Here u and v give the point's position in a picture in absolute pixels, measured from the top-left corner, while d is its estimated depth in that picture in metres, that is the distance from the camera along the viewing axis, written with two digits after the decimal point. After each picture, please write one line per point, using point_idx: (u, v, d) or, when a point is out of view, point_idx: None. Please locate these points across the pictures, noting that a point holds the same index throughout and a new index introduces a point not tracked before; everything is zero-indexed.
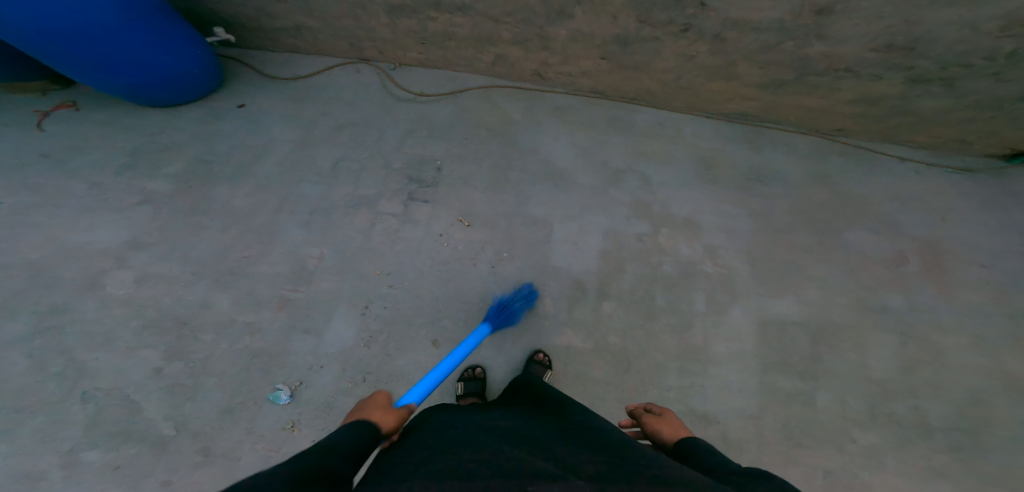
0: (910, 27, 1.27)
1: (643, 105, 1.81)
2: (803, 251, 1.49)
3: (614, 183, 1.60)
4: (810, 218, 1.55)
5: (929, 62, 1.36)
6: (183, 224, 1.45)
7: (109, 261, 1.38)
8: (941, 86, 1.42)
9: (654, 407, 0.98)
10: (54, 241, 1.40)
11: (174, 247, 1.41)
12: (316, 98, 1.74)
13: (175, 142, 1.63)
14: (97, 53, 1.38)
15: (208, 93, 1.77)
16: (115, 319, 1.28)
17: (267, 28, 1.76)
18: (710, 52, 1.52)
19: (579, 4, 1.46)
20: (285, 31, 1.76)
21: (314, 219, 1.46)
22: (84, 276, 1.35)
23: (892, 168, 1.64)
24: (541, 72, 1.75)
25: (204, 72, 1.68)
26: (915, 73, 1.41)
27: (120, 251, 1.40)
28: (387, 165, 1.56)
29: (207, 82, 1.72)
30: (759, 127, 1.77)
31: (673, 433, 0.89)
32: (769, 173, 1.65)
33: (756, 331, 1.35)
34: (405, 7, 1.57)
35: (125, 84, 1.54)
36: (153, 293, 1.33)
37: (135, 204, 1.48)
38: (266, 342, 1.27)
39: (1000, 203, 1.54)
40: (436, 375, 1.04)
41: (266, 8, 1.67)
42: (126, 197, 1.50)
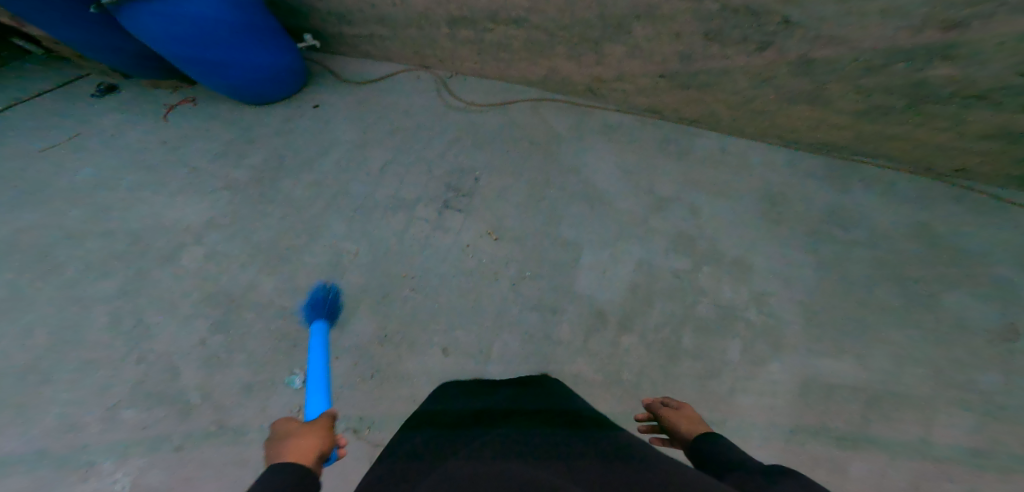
0: None
1: (706, 128, 1.67)
2: (874, 311, 1.27)
3: (657, 211, 1.50)
4: (892, 274, 1.32)
5: None
6: (252, 211, 1.64)
7: (189, 238, 1.60)
8: None
9: (672, 402, 0.95)
10: (155, 215, 1.66)
11: (241, 230, 1.59)
12: (379, 102, 1.86)
13: (258, 137, 1.84)
14: (211, 58, 1.62)
15: (293, 93, 1.96)
16: (185, 289, 1.49)
17: (345, 35, 1.92)
18: (793, 74, 1.35)
19: (638, 18, 1.38)
20: (358, 38, 1.90)
21: (356, 217, 1.56)
22: (169, 249, 1.58)
23: (1021, 221, 1.33)
24: (595, 86, 1.69)
25: (291, 73, 1.87)
26: None
27: (200, 230, 1.61)
28: (429, 172, 1.62)
29: (293, 82, 1.91)
30: (850, 161, 1.53)
31: (691, 427, 0.86)
32: (853, 216, 1.43)
33: (797, 391, 1.18)
34: (463, 18, 1.60)
35: (230, 84, 1.78)
36: (220, 268, 1.52)
37: (219, 189, 1.71)
38: (295, 326, 1.39)
39: None
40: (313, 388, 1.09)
41: (342, 17, 1.81)
42: (214, 183, 1.73)
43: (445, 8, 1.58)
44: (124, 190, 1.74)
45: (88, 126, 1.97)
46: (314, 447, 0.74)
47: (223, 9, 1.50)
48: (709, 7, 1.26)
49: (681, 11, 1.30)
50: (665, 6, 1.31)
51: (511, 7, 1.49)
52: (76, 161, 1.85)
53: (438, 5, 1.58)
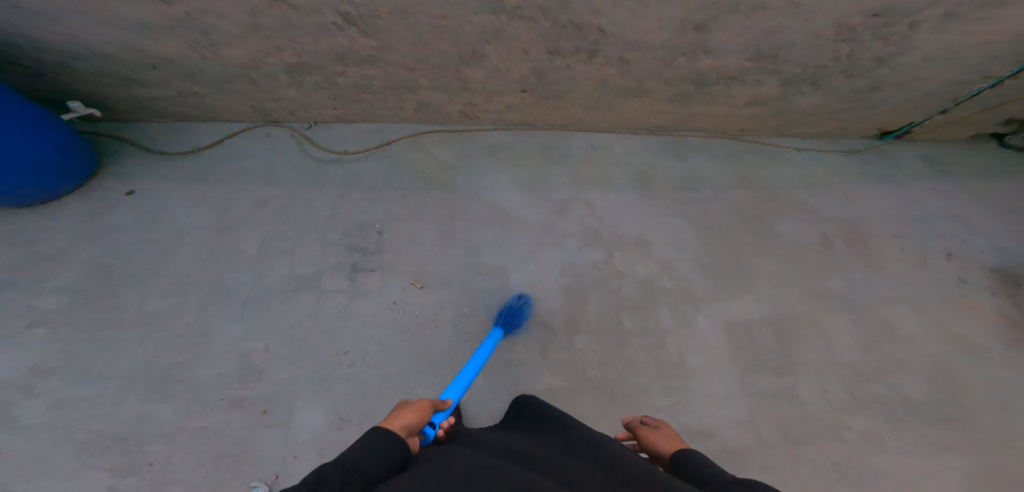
0: (771, 38, 1.36)
1: (573, 130, 1.84)
2: (743, 249, 1.59)
3: (562, 214, 1.60)
4: (743, 216, 1.66)
5: (793, 66, 1.48)
6: (89, 341, 1.22)
7: (13, 393, 1.14)
8: (808, 85, 1.57)
9: (650, 419, 0.93)
10: None
11: (88, 366, 1.19)
12: (225, 172, 1.56)
13: (54, 248, 1.37)
14: None
15: (94, 175, 1.51)
16: (43, 449, 1.07)
17: (148, 100, 1.55)
18: (618, 73, 1.56)
19: (488, 42, 1.42)
20: (170, 101, 1.56)
21: (248, 311, 1.28)
22: None
23: (797, 158, 1.82)
24: (467, 111, 1.72)
25: (69, 160, 1.39)
26: (786, 75, 1.53)
27: (7, 394, 1.14)
28: (323, 238, 1.43)
29: (76, 168, 1.43)
30: (676, 137, 1.87)
31: (670, 445, 0.84)
32: (699, 178, 1.75)
33: (727, 337, 1.40)
34: (304, 64, 1.44)
35: None
36: (79, 416, 1.12)
37: (19, 332, 1.22)
38: (227, 444, 1.10)
39: (890, 175, 1.77)
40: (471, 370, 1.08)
41: (137, 81, 1.46)
42: (6, 325, 1.23)
43: (278, 56, 1.40)
44: None
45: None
46: (409, 421, 0.72)
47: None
48: (544, 25, 1.35)
49: (523, 32, 1.38)
50: (508, 28, 1.36)
51: (359, 47, 1.39)
52: None
53: (270, 55, 1.39)
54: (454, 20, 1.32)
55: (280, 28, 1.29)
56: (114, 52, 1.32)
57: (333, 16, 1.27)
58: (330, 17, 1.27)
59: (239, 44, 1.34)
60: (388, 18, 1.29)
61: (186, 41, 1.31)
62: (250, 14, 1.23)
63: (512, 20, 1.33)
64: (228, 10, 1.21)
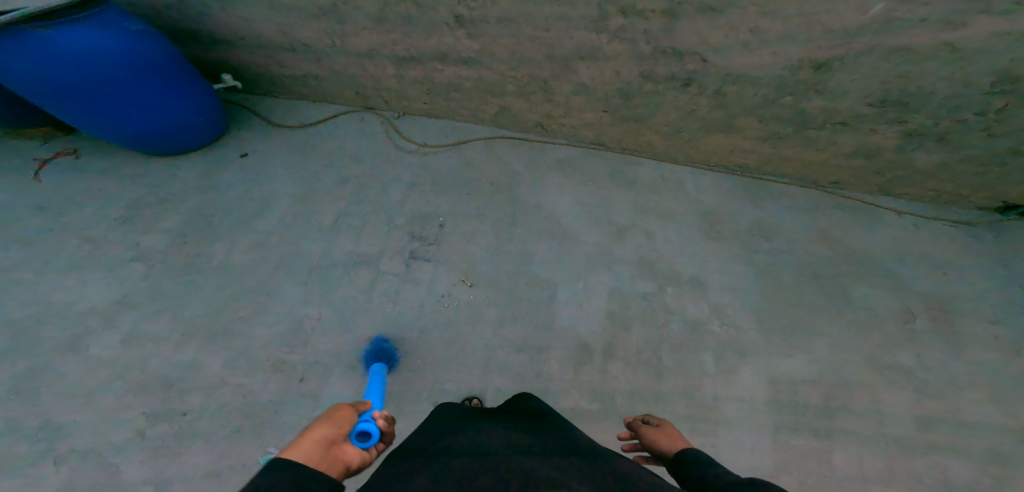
0: (905, 84, 1.27)
1: (646, 157, 1.81)
2: (808, 308, 1.47)
3: (618, 238, 1.58)
4: (816, 275, 1.54)
5: (924, 117, 1.35)
6: (175, 283, 1.40)
7: (97, 321, 1.32)
8: (935, 140, 1.42)
9: (651, 418, 0.95)
10: (44, 301, 1.34)
11: (166, 306, 1.35)
12: (318, 148, 1.72)
13: (170, 193, 1.59)
14: (104, 99, 1.35)
15: (214, 140, 1.73)
16: (107, 377, 1.23)
17: (270, 75, 1.75)
18: (711, 106, 1.52)
19: (582, 59, 1.46)
20: (288, 78, 1.76)
21: (312, 277, 1.41)
22: (69, 337, 1.30)
23: (893, 221, 1.65)
24: (545, 123, 1.75)
25: (208, 122, 1.64)
26: (911, 127, 1.40)
27: (111, 311, 1.34)
28: (390, 221, 1.53)
29: (212, 130, 1.68)
30: (759, 181, 1.76)
31: (673, 443, 0.87)
32: (773, 227, 1.64)
33: (769, 393, 1.32)
34: (410, 59, 1.57)
35: (128, 132, 1.49)
36: (143, 354, 1.27)
37: (128, 261, 1.44)
38: (256, 406, 1.20)
39: (1002, 254, 1.54)
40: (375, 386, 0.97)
41: (269, 56, 1.67)
42: (120, 253, 1.45)
43: (391, 49, 1.55)
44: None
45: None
46: (318, 434, 0.60)
47: (118, 52, 1.29)
48: (643, 49, 1.38)
49: (621, 52, 1.41)
50: (607, 48, 1.40)
51: (461, 49, 1.50)
52: None
53: (383, 46, 1.54)
54: (555, 33, 1.39)
55: (400, 24, 1.45)
56: (263, 31, 1.56)
57: (447, 16, 1.40)
58: (444, 17, 1.40)
59: (362, 35, 1.51)
60: (494, 25, 1.40)
61: (324, 27, 1.50)
62: (380, 8, 1.40)
63: (612, 40, 1.38)
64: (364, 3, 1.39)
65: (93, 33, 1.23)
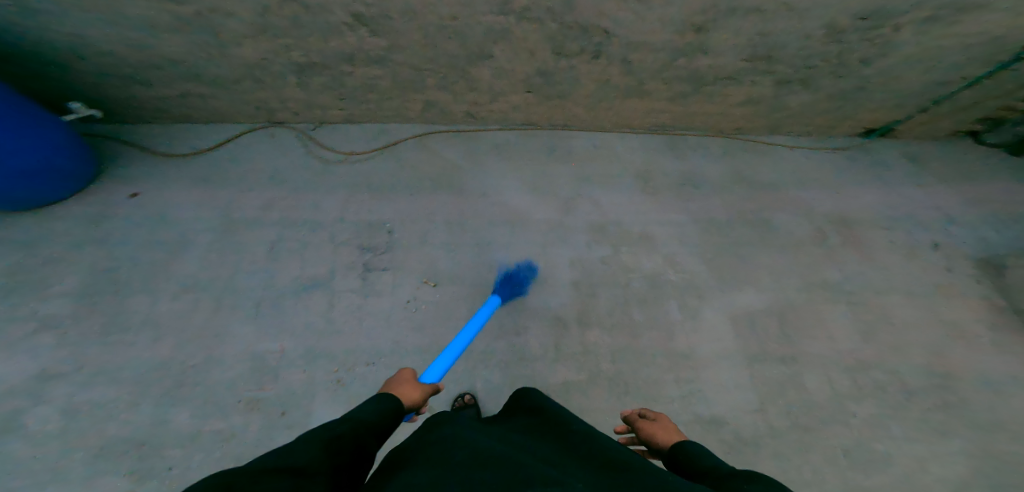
0: (766, 40, 1.43)
1: (575, 129, 1.87)
2: (742, 242, 1.64)
3: (567, 211, 1.62)
4: (743, 212, 1.71)
5: (787, 67, 1.55)
6: (99, 347, 1.19)
7: (25, 398, 1.11)
8: (800, 84, 1.63)
9: (647, 411, 0.94)
10: None
11: (98, 371, 1.16)
12: (230, 173, 1.54)
13: (58, 252, 1.33)
14: None
15: (92, 180, 1.47)
16: (59, 454, 1.05)
17: (150, 99, 1.53)
18: (622, 74, 1.60)
19: (496, 43, 1.45)
20: (174, 101, 1.55)
21: (261, 312, 1.27)
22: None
23: (790, 155, 1.89)
24: (473, 111, 1.73)
25: (74, 158, 1.37)
26: (780, 76, 1.59)
27: (27, 397, 1.11)
28: (333, 238, 1.43)
29: (82, 167, 1.41)
30: (676, 135, 1.91)
31: (669, 437, 0.86)
32: (699, 176, 1.79)
33: (732, 328, 1.45)
34: (313, 64, 1.46)
35: None
36: (90, 423, 1.09)
37: (30, 334, 1.20)
38: (248, 444, 1.09)
39: (879, 171, 1.84)
40: (456, 348, 1.02)
41: (140, 79, 1.44)
42: (13, 330, 1.20)
43: (287, 56, 1.41)
44: None
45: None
46: (413, 395, 0.80)
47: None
48: (551, 27, 1.39)
49: (531, 33, 1.41)
50: (516, 29, 1.40)
51: (369, 47, 1.42)
52: None
53: (277, 54, 1.41)
54: (463, 20, 1.35)
55: (289, 28, 1.32)
56: (120, 52, 1.33)
57: (344, 15, 1.30)
58: (341, 17, 1.30)
59: (249, 44, 1.35)
60: (398, 18, 1.33)
61: (193, 40, 1.32)
62: (260, 13, 1.25)
63: (520, 21, 1.37)
64: (239, 9, 1.23)
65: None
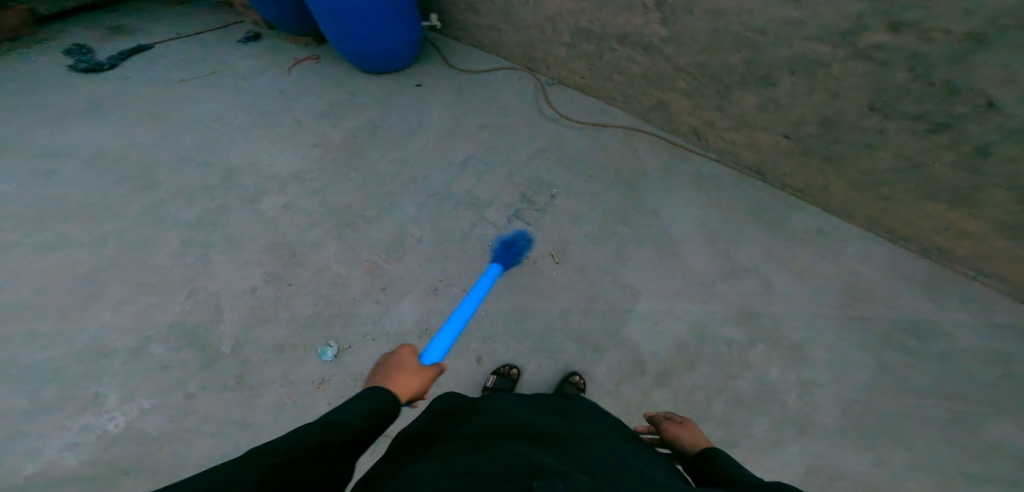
0: None
1: (810, 202, 1.49)
2: (943, 439, 1.11)
3: (728, 277, 1.37)
4: (970, 409, 1.14)
5: None
6: (335, 173, 1.71)
7: (274, 187, 1.70)
8: None
9: (677, 417, 1.04)
10: (250, 161, 1.79)
11: (318, 190, 1.67)
12: (477, 94, 1.86)
13: (361, 103, 1.95)
14: (350, 19, 1.73)
15: (403, 68, 2.04)
16: (256, 232, 1.57)
17: (466, 22, 1.95)
18: (951, 166, 1.15)
19: (794, 72, 1.25)
20: (479, 27, 1.92)
21: (428, 203, 1.57)
22: (252, 192, 1.69)
23: None
24: (702, 130, 1.58)
25: (404, 53, 1.95)
26: None
27: (285, 181, 1.71)
28: (509, 177, 1.60)
29: (405, 60, 1.99)
30: (955, 275, 1.31)
31: (694, 441, 0.94)
32: (944, 334, 1.22)
33: (801, 472, 1.10)
34: (590, 32, 1.58)
35: (355, 49, 1.89)
36: (286, 222, 1.59)
37: (312, 146, 1.82)
38: (344, 298, 1.41)
39: None
40: (463, 321, 0.87)
41: (471, 4, 1.84)
42: (309, 139, 1.85)
43: (575, 18, 1.57)
44: (230, 129, 1.93)
45: (230, 67, 2.24)
46: (411, 388, 0.85)
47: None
48: (897, 76, 1.10)
49: (854, 76, 1.16)
50: (837, 65, 1.17)
51: (648, 33, 1.45)
52: (204, 95, 2.09)
53: (570, 14, 1.57)
54: (771, 38, 1.23)
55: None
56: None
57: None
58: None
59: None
60: (699, 15, 1.31)
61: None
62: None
63: (851, 59, 1.14)
64: None
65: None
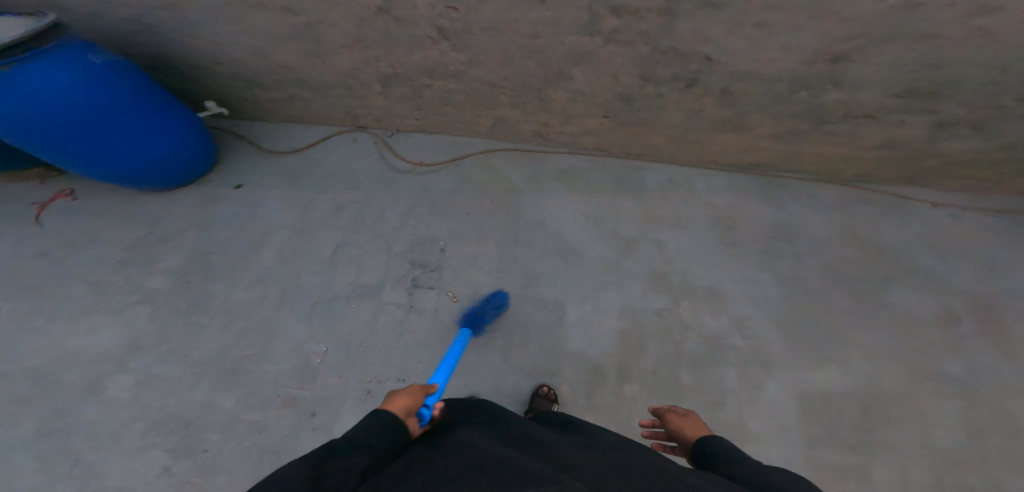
0: (936, 72, 1.13)
1: (652, 160, 1.71)
2: (833, 314, 1.41)
3: (628, 253, 1.52)
4: (846, 277, 1.47)
5: (956, 105, 1.23)
6: (182, 324, 1.43)
7: (111, 365, 1.37)
8: (970, 129, 1.29)
9: (679, 407, 1.02)
10: (57, 348, 1.39)
11: (174, 349, 1.39)
12: (313, 175, 1.70)
13: (171, 233, 1.60)
14: (90, 140, 1.33)
15: (205, 173, 1.72)
16: (126, 420, 1.28)
17: (259, 100, 1.72)
18: (719, 106, 1.40)
19: (577, 64, 1.34)
20: (277, 102, 1.72)
21: (314, 312, 1.43)
22: (87, 381, 1.35)
23: (927, 214, 1.55)
24: (542, 132, 1.67)
25: (196, 153, 1.61)
26: (942, 116, 1.27)
27: (121, 355, 1.38)
28: (389, 248, 1.52)
29: (203, 160, 1.66)
30: (774, 177, 1.67)
31: (696, 431, 0.93)
32: (798, 228, 1.56)
33: (798, 407, 1.28)
34: (396, 76, 1.50)
35: (123, 172, 1.49)
36: (155, 396, 1.32)
37: (132, 305, 1.47)
38: (273, 442, 1.23)
39: (994, 231, 1.50)
40: (451, 360, 1.15)
41: (253, 81, 1.62)
42: (124, 298, 1.48)
43: (374, 66, 1.47)
44: (2, 320, 1.44)
45: None
46: (406, 404, 0.82)
47: (98, 82, 1.27)
48: (642, 50, 1.25)
49: (618, 56, 1.29)
50: (602, 51, 1.28)
51: (448, 62, 1.40)
52: None
53: (366, 64, 1.46)
54: (545, 40, 1.27)
55: (380, 40, 1.35)
56: (240, 56, 1.49)
57: (429, 29, 1.29)
58: (426, 30, 1.30)
59: (338, 53, 1.43)
60: (480, 35, 1.29)
61: (300, 49, 1.43)
62: (356, 24, 1.31)
63: (607, 44, 1.25)
64: (340, 19, 1.30)
65: (63, 62, 1.20)
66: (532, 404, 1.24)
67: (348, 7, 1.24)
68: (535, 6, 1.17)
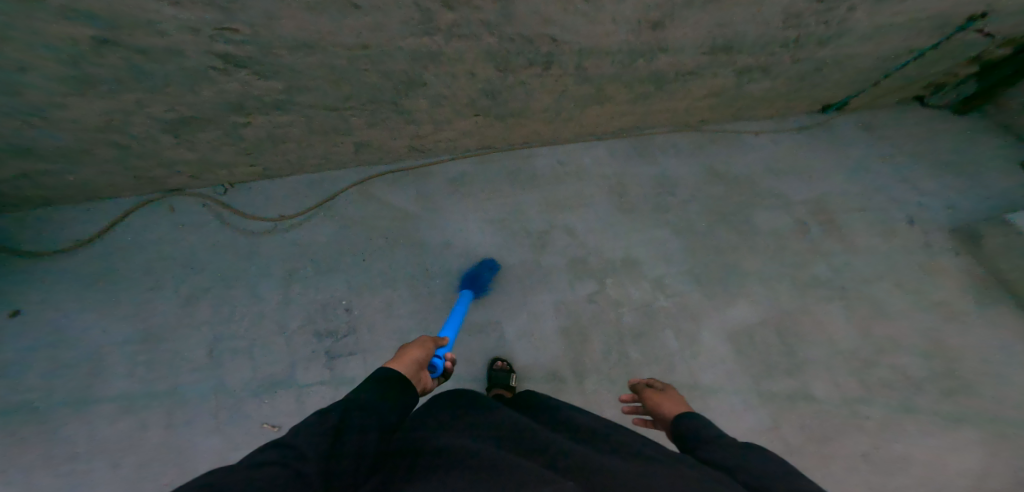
0: (722, 31, 1.27)
1: (535, 144, 1.69)
2: (725, 250, 1.58)
3: (542, 249, 1.49)
4: (723, 214, 1.65)
5: (749, 55, 1.41)
6: None
7: None
8: (760, 72, 1.52)
9: (656, 382, 0.98)
10: None
11: None
12: (135, 269, 1.35)
13: None
14: None
15: None
16: None
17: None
18: (577, 83, 1.40)
19: (427, 68, 1.19)
20: (23, 184, 1.25)
21: (221, 420, 1.19)
22: None
23: (756, 142, 1.82)
24: (416, 144, 1.52)
25: None
26: (741, 66, 1.47)
27: None
28: (284, 329, 1.30)
29: None
30: (642, 135, 1.78)
31: (674, 407, 0.89)
32: (674, 179, 1.70)
33: (733, 347, 1.41)
34: (188, 120, 1.17)
35: None
36: None
37: None
38: None
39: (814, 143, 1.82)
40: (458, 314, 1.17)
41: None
42: None
43: (147, 114, 1.12)
44: None
45: None
46: (416, 356, 0.78)
47: None
48: (489, 41, 1.14)
49: (466, 51, 1.16)
50: (448, 49, 1.14)
51: (260, 92, 1.13)
52: None
53: (131, 113, 1.11)
54: (379, 49, 1.08)
55: (134, 79, 1.01)
56: None
57: (207, 59, 1.00)
58: (204, 60, 1.00)
59: (101, 104, 1.06)
60: (288, 56, 1.05)
61: (12, 110, 1.01)
62: (108, 66, 0.96)
63: (451, 40, 1.11)
64: (83, 64, 0.94)
65: None
66: (493, 381, 1.21)
67: (65, 46, 0.89)
68: (350, 13, 0.95)
